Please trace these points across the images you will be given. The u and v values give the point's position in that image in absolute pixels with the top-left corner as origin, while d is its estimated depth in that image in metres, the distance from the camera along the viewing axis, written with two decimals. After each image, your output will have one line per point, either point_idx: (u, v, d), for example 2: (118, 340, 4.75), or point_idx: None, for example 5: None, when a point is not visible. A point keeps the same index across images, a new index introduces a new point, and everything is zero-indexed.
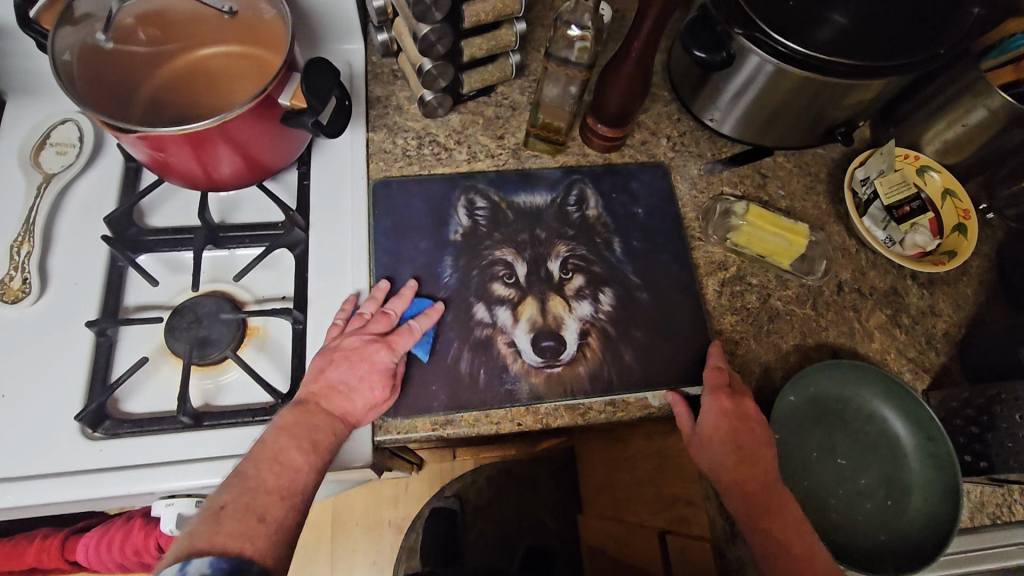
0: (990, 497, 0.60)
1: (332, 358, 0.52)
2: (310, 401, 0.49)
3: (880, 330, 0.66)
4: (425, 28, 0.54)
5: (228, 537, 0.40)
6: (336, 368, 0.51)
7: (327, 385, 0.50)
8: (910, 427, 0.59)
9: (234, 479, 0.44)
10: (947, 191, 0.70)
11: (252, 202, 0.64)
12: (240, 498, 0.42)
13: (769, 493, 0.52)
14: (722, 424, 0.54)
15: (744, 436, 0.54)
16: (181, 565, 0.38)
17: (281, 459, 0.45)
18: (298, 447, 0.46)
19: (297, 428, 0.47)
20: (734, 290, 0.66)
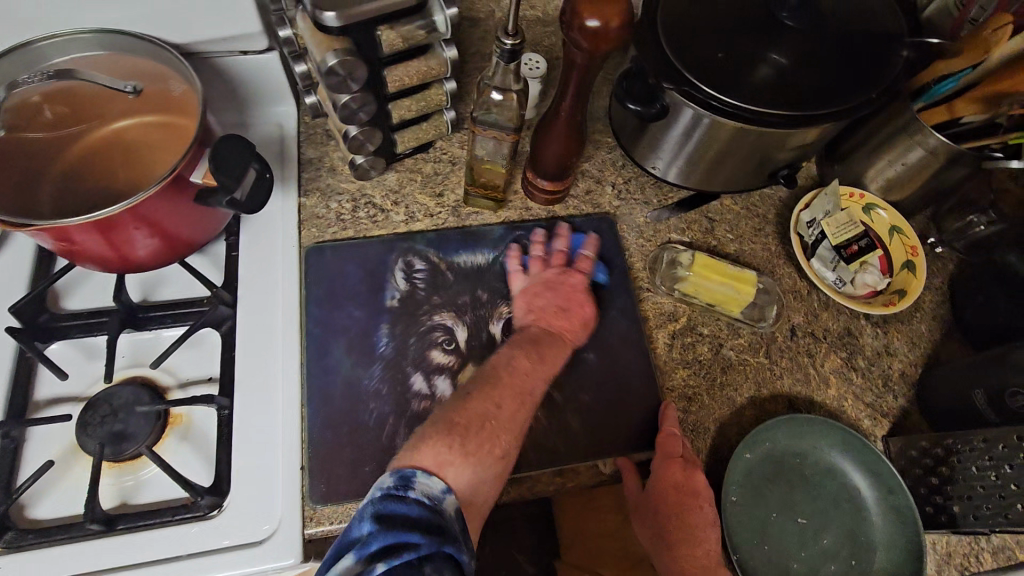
0: (958, 548, 0.58)
1: (536, 290, 0.60)
2: (534, 330, 0.56)
3: (836, 375, 0.65)
4: (345, 98, 0.53)
5: (469, 450, 0.44)
6: (541, 297, 0.59)
7: (540, 314, 0.58)
8: (870, 480, 0.57)
9: (484, 394, 0.49)
10: (895, 228, 0.70)
11: (175, 278, 0.60)
12: (477, 421, 0.47)
13: (710, 574, 0.51)
14: (667, 501, 0.52)
15: (689, 516, 0.52)
16: (411, 475, 0.42)
17: (519, 379, 0.51)
18: (511, 392, 0.49)
19: (489, 386, 0.49)
20: (685, 342, 0.64)
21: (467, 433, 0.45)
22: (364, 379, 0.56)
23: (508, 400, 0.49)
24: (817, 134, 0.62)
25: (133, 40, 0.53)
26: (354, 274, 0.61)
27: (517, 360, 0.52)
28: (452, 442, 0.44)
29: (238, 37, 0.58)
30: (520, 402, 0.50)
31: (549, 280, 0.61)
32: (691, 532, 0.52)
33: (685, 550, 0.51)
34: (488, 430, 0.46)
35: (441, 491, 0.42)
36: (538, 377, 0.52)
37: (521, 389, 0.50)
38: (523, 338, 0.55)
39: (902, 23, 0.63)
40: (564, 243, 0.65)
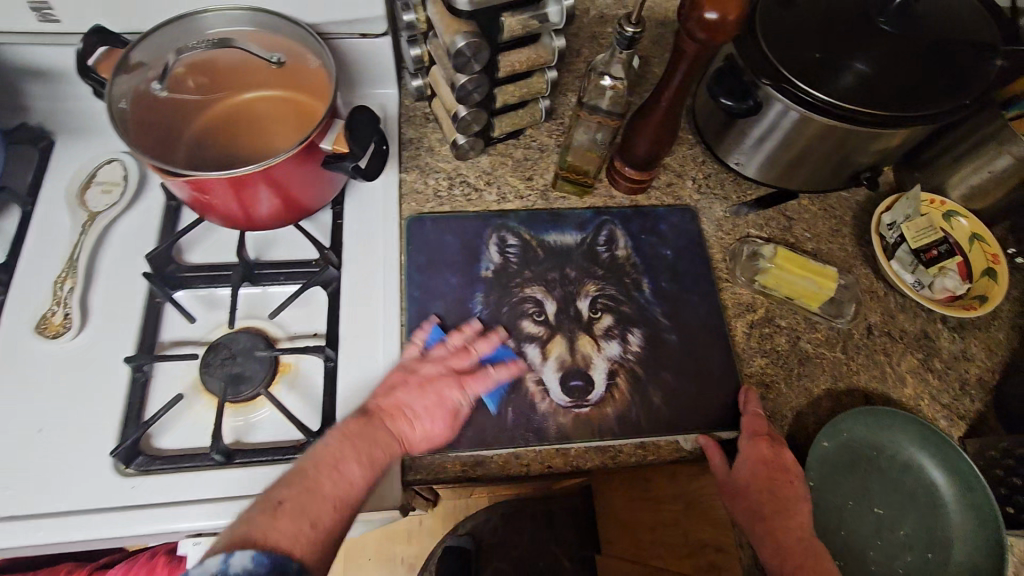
0: None
1: (407, 379, 0.54)
2: (377, 413, 0.51)
3: (912, 375, 0.66)
4: (464, 78, 0.56)
5: (270, 536, 0.39)
6: (407, 392, 0.53)
7: (395, 404, 0.52)
8: (948, 476, 0.58)
9: (297, 477, 0.44)
10: (975, 236, 0.70)
11: (287, 240, 0.65)
12: (297, 494, 0.42)
13: (805, 550, 0.50)
14: (758, 474, 0.53)
15: (782, 489, 0.53)
16: (225, 557, 0.36)
17: (340, 467, 0.45)
18: (353, 466, 0.46)
19: (316, 471, 0.44)
20: (763, 332, 0.65)
21: (298, 503, 0.42)
22: None
23: (327, 464, 0.45)
24: (907, 136, 0.64)
25: (275, 19, 0.58)
26: (451, 245, 0.65)
27: (350, 429, 0.49)
28: (281, 515, 0.41)
29: (361, 20, 0.63)
30: (324, 483, 0.44)
31: (440, 374, 0.55)
32: (785, 508, 0.52)
33: (781, 525, 0.51)
34: (359, 433, 0.48)
35: (222, 562, 0.36)
36: (354, 462, 0.46)
37: (359, 455, 0.47)
38: (381, 413, 0.51)
39: (998, 34, 0.65)
40: (493, 344, 0.58)
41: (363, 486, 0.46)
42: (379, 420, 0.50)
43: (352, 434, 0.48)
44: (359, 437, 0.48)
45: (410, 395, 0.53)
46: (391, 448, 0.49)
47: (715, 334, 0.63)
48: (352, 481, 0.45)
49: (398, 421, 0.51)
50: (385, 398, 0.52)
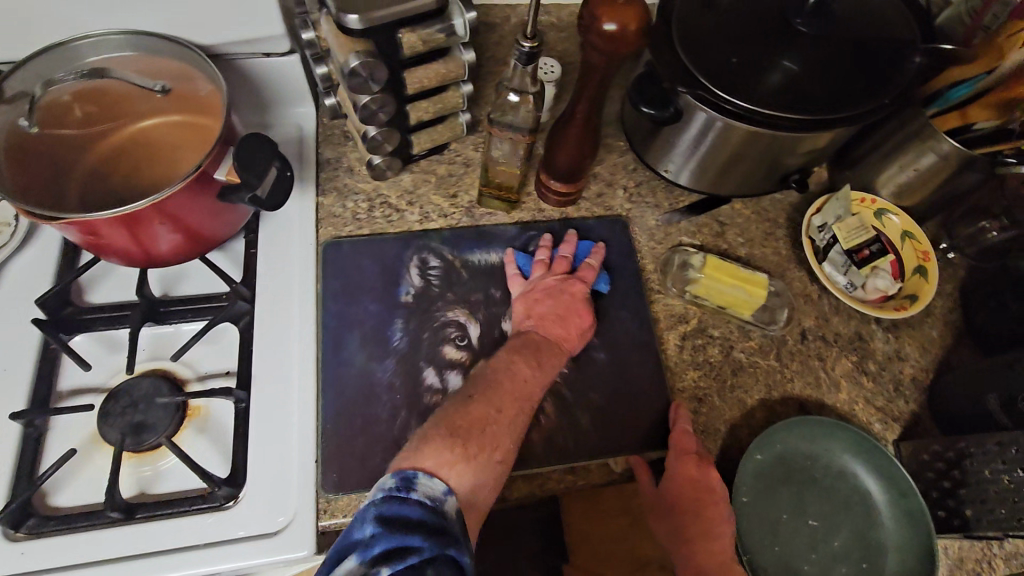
0: (969, 553, 0.58)
1: (535, 297, 0.59)
2: (532, 333, 0.56)
3: (847, 379, 0.65)
4: (366, 98, 0.54)
5: (457, 449, 0.44)
6: (543, 304, 0.58)
7: (540, 319, 0.57)
8: (881, 483, 0.57)
9: (491, 387, 0.50)
10: (905, 234, 0.70)
11: (195, 274, 0.62)
12: (484, 392, 0.50)
13: (722, 573, 0.51)
14: (682, 496, 0.53)
15: (705, 513, 0.52)
16: (410, 479, 0.40)
17: (515, 372, 0.52)
18: (512, 398, 0.50)
19: (492, 393, 0.49)
20: (696, 343, 0.64)
21: (464, 426, 0.46)
22: (379, 373, 0.57)
23: (503, 392, 0.50)
24: (830, 138, 0.63)
25: (163, 42, 0.55)
26: (371, 270, 0.62)
27: (509, 371, 0.52)
28: (453, 445, 0.44)
29: (260, 40, 0.60)
30: (509, 404, 0.49)
31: (549, 288, 0.60)
32: (706, 531, 0.52)
33: (699, 549, 0.52)
34: (546, 355, 0.55)
35: (442, 493, 0.41)
36: (537, 384, 0.52)
37: (522, 389, 0.51)
38: (518, 346, 0.55)
39: (915, 30, 0.64)
40: (566, 250, 0.64)
41: (535, 383, 0.52)
42: (544, 300, 0.59)
43: (503, 365, 0.52)
44: (524, 373, 0.52)
45: (547, 302, 0.58)
46: (560, 348, 0.56)
47: (645, 350, 0.62)
48: (533, 384, 0.52)
49: (553, 327, 0.57)
50: (529, 289, 0.60)
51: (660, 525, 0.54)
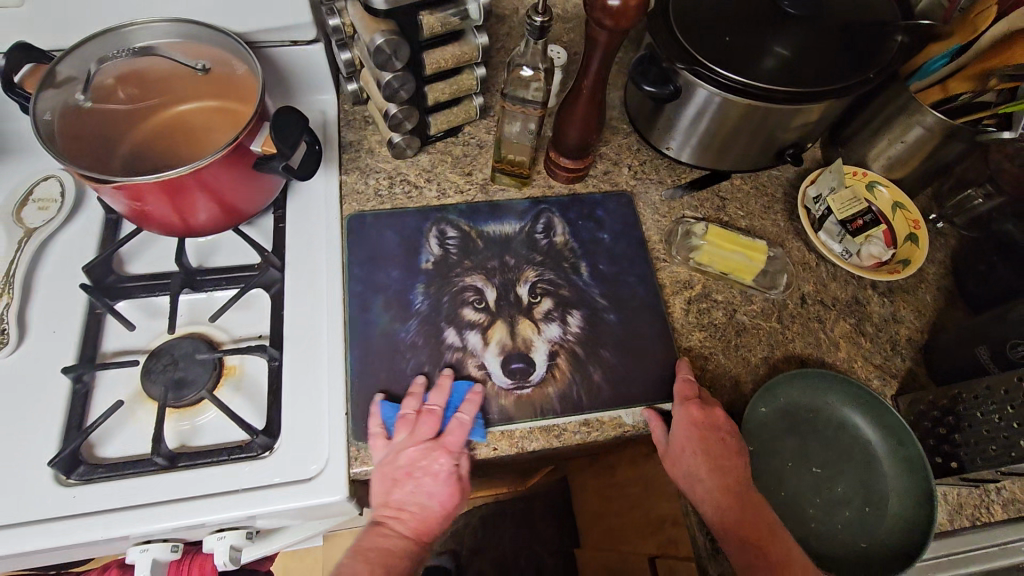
0: (967, 499, 0.61)
1: (393, 478, 0.53)
2: (380, 521, 0.53)
3: (846, 339, 0.68)
4: (388, 76, 0.58)
5: None
6: (399, 489, 0.53)
7: (395, 507, 0.53)
8: (880, 432, 0.60)
9: None
10: (896, 204, 0.74)
11: (229, 247, 0.66)
12: None
13: (743, 506, 0.53)
14: (696, 433, 0.55)
15: (715, 445, 0.55)
16: None
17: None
18: (373, 568, 0.51)
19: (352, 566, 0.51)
20: (701, 307, 0.68)
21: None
22: (401, 333, 0.61)
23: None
24: (822, 111, 0.67)
25: (203, 29, 0.59)
26: (392, 241, 0.66)
27: (354, 571, 0.51)
28: None
29: (290, 28, 0.64)
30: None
31: (409, 463, 0.53)
32: (719, 465, 0.55)
33: (716, 479, 0.54)
34: (391, 550, 0.51)
35: None
36: (383, 556, 0.51)
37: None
38: (371, 544, 0.52)
39: (896, 11, 0.69)
40: (465, 408, 0.56)
41: None
42: (393, 478, 0.53)
43: (374, 554, 0.51)
44: (367, 568, 0.51)
45: (406, 489, 0.53)
46: (397, 529, 0.52)
47: (653, 313, 0.65)
48: (388, 564, 0.51)
49: (404, 518, 0.53)
50: (382, 473, 0.53)
51: (675, 468, 0.56)
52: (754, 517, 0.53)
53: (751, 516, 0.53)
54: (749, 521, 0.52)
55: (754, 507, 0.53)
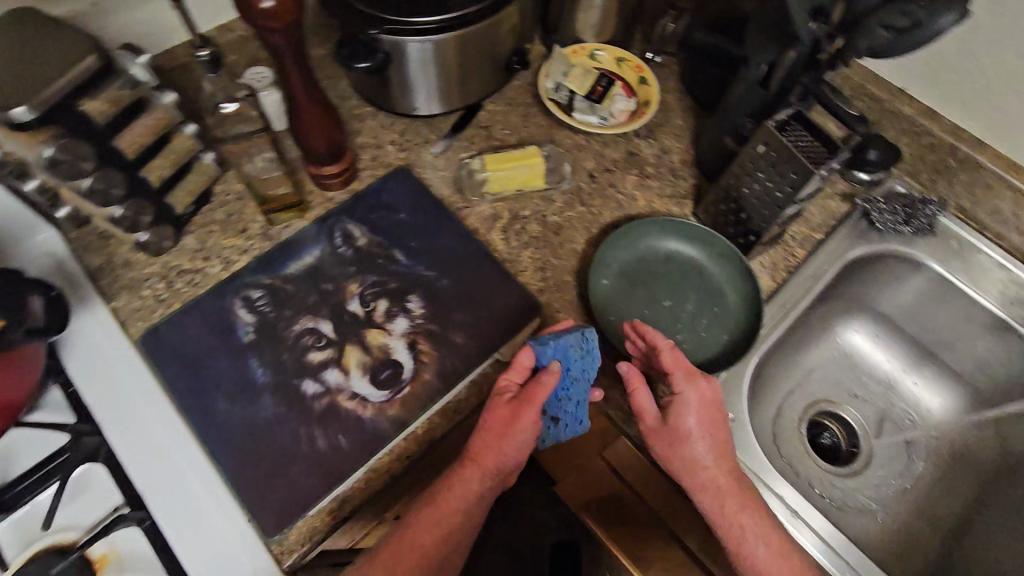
0: (777, 257, 0.73)
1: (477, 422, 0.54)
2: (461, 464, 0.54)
3: (638, 189, 0.76)
4: (87, 181, 0.53)
5: None
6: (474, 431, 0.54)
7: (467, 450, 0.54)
8: (694, 246, 0.69)
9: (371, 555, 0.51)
10: (619, 60, 0.83)
11: (22, 446, 0.56)
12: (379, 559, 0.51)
13: (734, 483, 0.56)
14: (695, 424, 0.56)
15: (714, 445, 0.56)
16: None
17: (413, 532, 0.52)
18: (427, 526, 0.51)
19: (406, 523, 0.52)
20: (516, 229, 0.71)
21: (398, 553, 0.51)
22: (260, 413, 0.57)
23: (431, 527, 0.51)
24: (519, 14, 0.72)
25: None
26: (201, 335, 0.61)
27: (420, 514, 0.52)
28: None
29: None
30: (419, 549, 0.51)
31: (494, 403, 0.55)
32: (707, 451, 0.56)
33: (714, 479, 0.55)
34: (453, 489, 0.52)
35: None
36: (462, 493, 0.52)
37: (441, 514, 0.51)
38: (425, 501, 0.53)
39: None
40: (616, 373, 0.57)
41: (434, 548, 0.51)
42: (511, 422, 0.52)
43: (454, 493, 0.52)
44: (437, 510, 0.52)
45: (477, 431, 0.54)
46: (484, 469, 0.52)
47: (480, 257, 0.68)
48: (463, 495, 0.52)
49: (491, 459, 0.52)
50: (494, 415, 0.53)
51: (672, 459, 0.56)
52: (748, 514, 0.55)
53: (749, 517, 0.55)
54: (746, 521, 0.54)
55: (746, 501, 0.55)
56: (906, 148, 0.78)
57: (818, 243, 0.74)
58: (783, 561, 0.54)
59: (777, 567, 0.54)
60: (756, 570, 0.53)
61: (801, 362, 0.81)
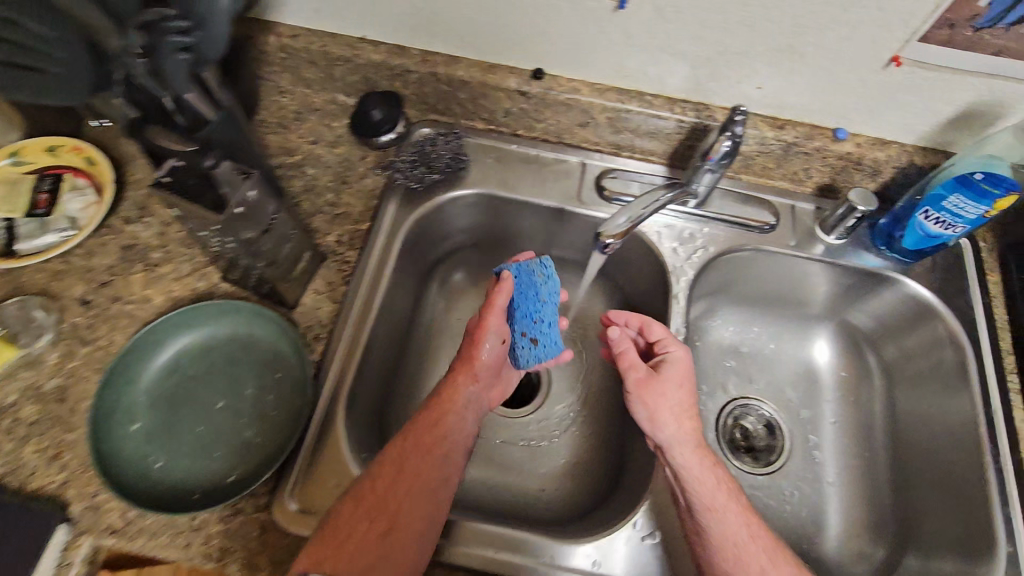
0: (330, 275, 0.66)
1: (466, 373, 0.63)
2: (446, 404, 0.61)
3: (150, 285, 0.64)
4: None
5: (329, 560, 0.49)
6: (445, 420, 0.60)
7: (450, 409, 0.61)
8: (218, 323, 0.61)
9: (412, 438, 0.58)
10: (49, 152, 0.67)
11: None
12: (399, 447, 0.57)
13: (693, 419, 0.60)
14: (679, 398, 0.60)
15: (691, 408, 0.60)
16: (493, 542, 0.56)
17: (436, 439, 0.58)
18: (429, 449, 0.57)
19: (400, 452, 0.56)
20: (5, 426, 0.56)
21: (369, 509, 0.52)
22: None
23: (392, 485, 0.54)
24: None
25: None
26: None
27: (377, 481, 0.54)
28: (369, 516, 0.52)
29: None
30: (388, 497, 0.53)
31: (465, 402, 0.62)
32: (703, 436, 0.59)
33: (688, 452, 0.58)
34: (420, 442, 0.58)
35: None
36: (428, 426, 0.59)
37: (439, 424, 0.59)
38: (418, 442, 0.57)
39: None
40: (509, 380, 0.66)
41: (442, 463, 0.57)
42: (475, 344, 0.63)
43: (449, 395, 0.62)
44: (414, 453, 0.57)
45: (454, 420, 0.60)
46: (469, 379, 0.63)
47: None
48: (451, 408, 0.61)
49: (477, 356, 0.63)
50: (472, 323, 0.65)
51: (658, 397, 0.60)
52: (719, 475, 0.57)
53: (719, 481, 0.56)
54: (721, 482, 0.56)
55: (724, 474, 0.57)
56: (406, 92, 0.73)
57: (367, 234, 0.68)
58: (753, 530, 0.54)
59: (747, 526, 0.54)
60: (728, 531, 0.53)
61: (442, 325, 0.79)
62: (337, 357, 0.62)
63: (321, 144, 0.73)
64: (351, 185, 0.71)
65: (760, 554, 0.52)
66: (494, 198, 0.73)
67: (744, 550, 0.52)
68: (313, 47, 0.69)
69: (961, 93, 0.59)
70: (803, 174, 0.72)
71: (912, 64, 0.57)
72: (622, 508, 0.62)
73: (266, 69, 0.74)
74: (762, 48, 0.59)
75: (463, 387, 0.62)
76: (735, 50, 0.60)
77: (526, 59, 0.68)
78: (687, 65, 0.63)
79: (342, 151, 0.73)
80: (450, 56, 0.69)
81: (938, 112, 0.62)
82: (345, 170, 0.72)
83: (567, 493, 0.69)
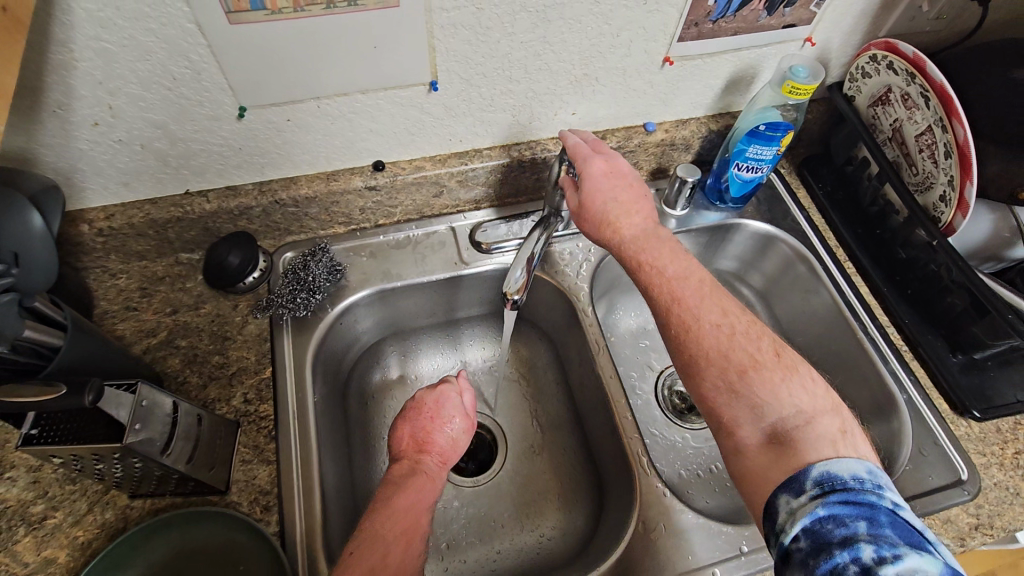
0: (252, 435, 0.61)
1: (426, 453, 0.59)
2: (421, 477, 0.56)
3: (45, 541, 0.54)
4: None
5: None
6: (412, 492, 0.54)
7: (418, 493, 0.54)
8: (155, 541, 0.53)
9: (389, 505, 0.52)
10: None
11: None
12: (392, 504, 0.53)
13: (645, 236, 0.63)
14: (612, 197, 0.64)
15: (635, 201, 0.65)
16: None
17: (417, 500, 0.54)
18: (410, 511, 0.52)
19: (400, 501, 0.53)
20: None
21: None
22: None
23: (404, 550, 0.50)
24: None
25: None
26: None
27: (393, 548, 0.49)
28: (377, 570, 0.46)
29: None
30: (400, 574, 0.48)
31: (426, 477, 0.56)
32: (644, 224, 0.64)
33: (640, 253, 0.62)
34: (406, 510, 0.52)
35: None
36: (424, 510, 0.54)
37: (423, 501, 0.54)
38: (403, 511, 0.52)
39: None
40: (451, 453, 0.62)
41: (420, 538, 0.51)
42: (436, 419, 0.62)
43: (420, 479, 0.56)
44: (412, 526, 0.52)
45: (421, 496, 0.54)
46: (438, 457, 0.59)
47: None
48: (429, 495, 0.55)
49: (437, 443, 0.60)
50: (420, 406, 0.63)
51: (586, 207, 0.65)
52: (657, 255, 0.62)
53: (651, 259, 0.61)
54: (658, 260, 0.61)
55: (663, 250, 0.62)
56: (253, 227, 0.71)
57: (273, 380, 0.64)
58: (694, 289, 0.59)
59: (679, 292, 0.59)
60: (665, 295, 0.60)
61: (380, 429, 0.76)
62: (296, 515, 0.58)
63: (184, 310, 0.68)
64: (234, 339, 0.67)
65: (693, 315, 0.57)
66: (383, 291, 0.73)
67: (682, 309, 0.58)
68: (136, 219, 0.64)
69: (723, 68, 0.71)
70: (635, 167, 0.82)
71: (680, 59, 0.68)
72: (619, 520, 0.64)
73: (87, 259, 0.66)
74: (564, 83, 0.67)
75: (428, 472, 0.57)
76: (543, 92, 0.67)
77: (361, 157, 0.69)
78: (508, 115, 0.69)
79: (209, 308, 0.69)
80: (286, 179, 0.68)
81: (713, 87, 0.74)
82: (222, 325, 0.67)
83: (569, 530, 0.71)
